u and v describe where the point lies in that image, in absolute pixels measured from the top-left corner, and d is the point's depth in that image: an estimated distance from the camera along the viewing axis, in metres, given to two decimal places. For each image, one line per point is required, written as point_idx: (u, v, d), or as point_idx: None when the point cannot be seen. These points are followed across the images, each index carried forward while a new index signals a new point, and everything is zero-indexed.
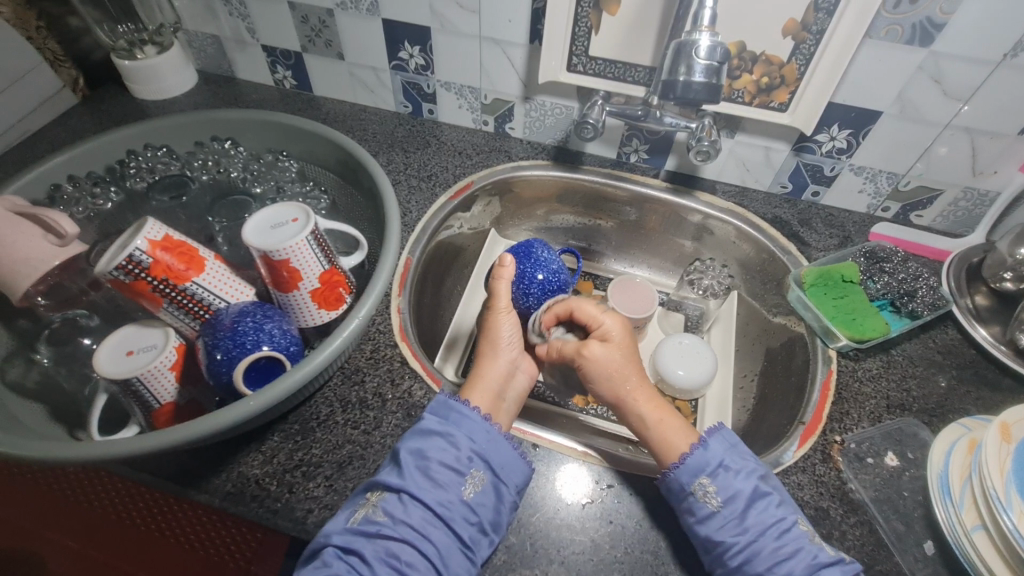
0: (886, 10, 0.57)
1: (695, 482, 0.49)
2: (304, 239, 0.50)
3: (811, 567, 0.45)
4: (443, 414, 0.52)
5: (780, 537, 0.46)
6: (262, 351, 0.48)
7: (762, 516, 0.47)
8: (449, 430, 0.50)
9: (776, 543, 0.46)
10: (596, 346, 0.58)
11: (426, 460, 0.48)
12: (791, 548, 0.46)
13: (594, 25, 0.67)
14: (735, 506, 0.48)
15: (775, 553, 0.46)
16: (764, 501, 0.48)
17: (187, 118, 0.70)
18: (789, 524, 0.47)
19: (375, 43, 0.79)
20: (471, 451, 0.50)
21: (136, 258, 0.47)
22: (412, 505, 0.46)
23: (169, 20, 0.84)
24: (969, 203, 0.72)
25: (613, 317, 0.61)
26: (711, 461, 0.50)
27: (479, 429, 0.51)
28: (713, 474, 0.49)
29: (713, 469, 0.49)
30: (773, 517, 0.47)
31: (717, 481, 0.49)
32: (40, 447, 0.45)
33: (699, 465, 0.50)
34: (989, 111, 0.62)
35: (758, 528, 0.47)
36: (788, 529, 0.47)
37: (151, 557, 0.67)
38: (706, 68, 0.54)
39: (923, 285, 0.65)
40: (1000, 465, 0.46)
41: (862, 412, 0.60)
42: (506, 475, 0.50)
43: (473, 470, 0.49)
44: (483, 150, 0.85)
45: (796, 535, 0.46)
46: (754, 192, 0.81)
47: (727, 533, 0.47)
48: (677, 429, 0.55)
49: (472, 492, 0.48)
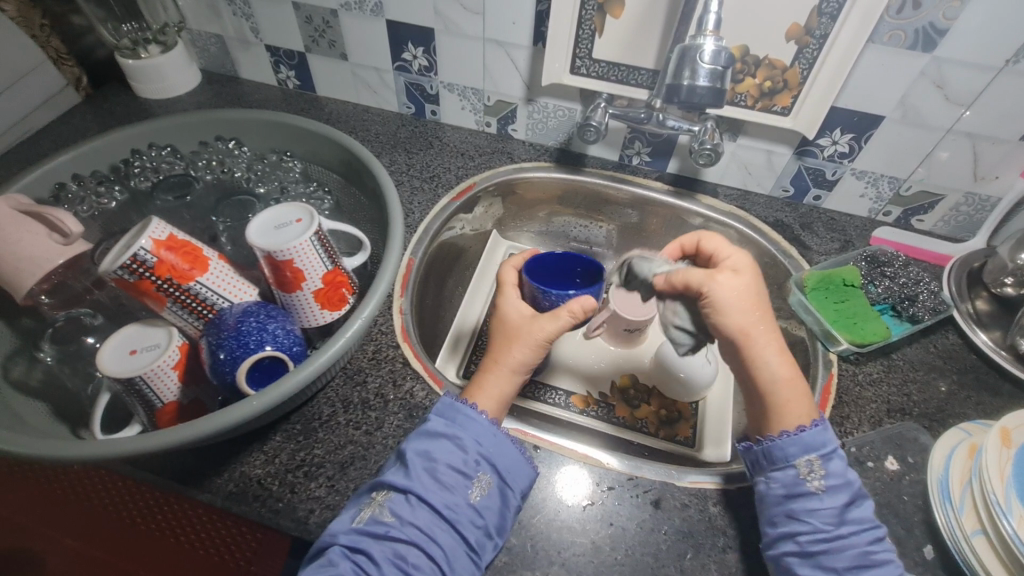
0: (889, 15, 0.58)
1: (804, 458, 0.48)
2: (308, 239, 0.50)
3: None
4: (450, 416, 0.51)
5: (871, 540, 0.46)
6: (265, 352, 0.48)
7: (859, 515, 0.47)
8: (456, 433, 0.50)
9: (865, 546, 0.46)
10: (727, 275, 0.51)
11: (433, 462, 0.48)
12: (879, 554, 0.46)
13: (598, 27, 0.67)
14: (839, 496, 0.47)
15: (862, 555, 0.46)
16: (863, 503, 0.48)
17: (191, 118, 0.70)
18: (879, 532, 0.47)
19: (379, 44, 0.79)
20: (479, 454, 0.49)
21: (141, 257, 0.47)
22: (418, 507, 0.46)
23: (173, 19, 0.84)
24: (971, 208, 0.72)
25: (742, 255, 0.54)
26: (829, 443, 0.49)
27: (486, 432, 0.51)
28: (827, 458, 0.48)
29: (829, 453, 0.49)
30: (868, 521, 0.47)
31: (828, 464, 0.48)
32: (44, 445, 0.45)
33: (816, 443, 0.49)
34: (991, 117, 0.62)
35: (851, 525, 0.47)
36: (879, 538, 0.47)
37: (150, 556, 0.67)
38: (710, 73, 0.54)
39: (923, 290, 0.65)
40: (1000, 471, 0.46)
41: (862, 416, 0.60)
42: (512, 479, 0.50)
43: (480, 474, 0.49)
44: (486, 151, 0.85)
45: (884, 546, 0.47)
46: (756, 195, 0.81)
47: (820, 518, 0.47)
48: (798, 397, 0.50)
49: (479, 495, 0.48)
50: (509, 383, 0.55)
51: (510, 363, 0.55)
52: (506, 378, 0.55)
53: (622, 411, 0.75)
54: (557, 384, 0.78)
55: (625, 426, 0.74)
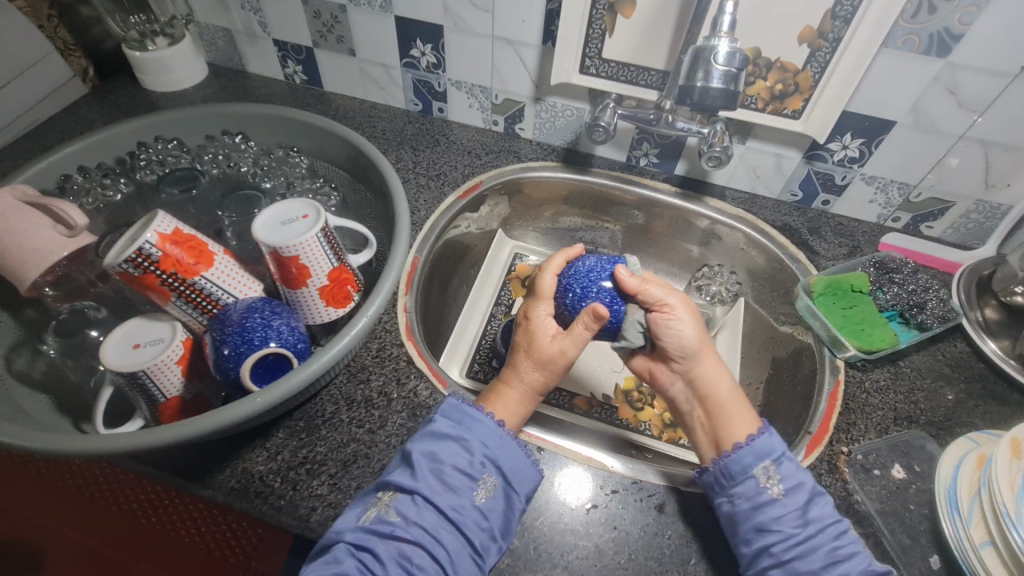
0: (904, 19, 0.57)
1: (759, 466, 0.49)
2: (315, 236, 0.50)
3: (867, 571, 0.45)
4: (456, 418, 0.51)
5: (840, 536, 0.46)
6: (270, 348, 0.48)
7: (823, 512, 0.47)
8: (462, 434, 0.50)
9: (834, 542, 0.46)
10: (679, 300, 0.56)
11: (439, 462, 0.48)
12: (850, 548, 0.46)
13: (608, 27, 0.67)
14: (799, 497, 0.48)
15: (833, 553, 0.45)
16: (824, 500, 0.48)
17: (200, 112, 0.70)
18: (845, 527, 0.47)
19: (387, 40, 0.78)
20: (484, 456, 0.49)
21: (146, 251, 0.47)
22: (424, 508, 0.46)
23: (182, 11, 0.83)
24: (981, 216, 0.71)
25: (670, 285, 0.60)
26: (778, 448, 0.50)
27: (493, 434, 0.50)
28: (778, 461, 0.49)
29: (779, 456, 0.49)
30: (832, 516, 0.47)
31: (782, 468, 0.49)
32: (44, 439, 0.44)
33: (766, 449, 0.49)
34: (1004, 123, 0.62)
35: (819, 523, 0.47)
36: (847, 531, 0.47)
37: (156, 547, 0.68)
38: (724, 74, 0.53)
39: (933, 297, 0.64)
40: (1010, 482, 0.45)
41: (869, 424, 0.59)
42: (518, 482, 0.49)
43: (485, 475, 0.48)
44: (493, 150, 0.84)
45: (852, 540, 0.46)
46: (764, 199, 0.80)
47: (787, 523, 0.47)
48: (740, 409, 0.54)
49: (483, 497, 0.48)
50: (532, 401, 0.56)
51: (534, 382, 0.55)
52: (529, 397, 0.55)
53: (625, 414, 0.75)
54: (560, 386, 0.77)
55: (628, 429, 0.74)
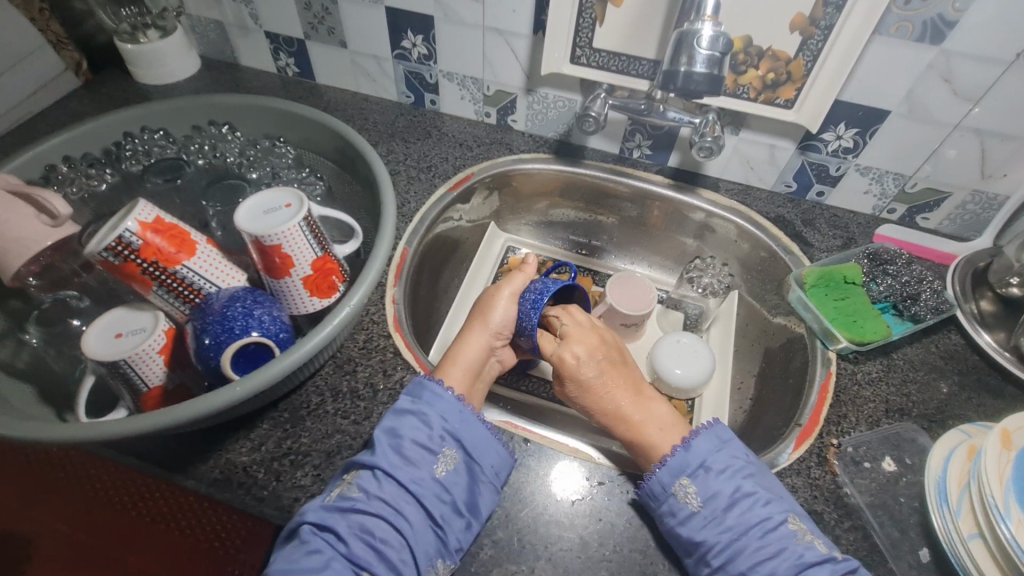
0: (897, 6, 0.56)
1: (676, 483, 0.49)
2: (296, 225, 0.50)
3: (796, 567, 0.44)
4: (416, 394, 0.51)
5: (763, 536, 0.46)
6: (251, 337, 0.48)
7: (745, 516, 0.46)
8: (421, 409, 0.50)
9: (760, 542, 0.45)
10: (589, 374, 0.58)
11: (399, 438, 0.48)
12: (774, 548, 0.45)
13: (598, 16, 0.66)
14: (716, 505, 0.47)
15: (758, 552, 0.45)
16: (747, 502, 0.47)
17: (186, 102, 0.69)
18: (774, 523, 0.46)
19: (378, 31, 0.78)
20: (444, 430, 0.49)
21: (126, 239, 0.47)
22: (385, 481, 0.46)
23: (172, 4, 0.83)
24: (977, 207, 0.70)
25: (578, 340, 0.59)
26: (693, 462, 0.49)
27: (452, 408, 0.50)
28: (693, 475, 0.49)
29: (693, 469, 0.49)
30: (757, 517, 0.46)
31: (698, 482, 0.49)
32: (24, 426, 0.44)
33: (679, 466, 0.49)
34: (999, 112, 0.61)
35: (740, 527, 0.46)
36: (774, 529, 0.46)
37: (139, 538, 0.67)
38: (708, 58, 0.52)
39: (926, 289, 0.64)
40: (999, 473, 0.45)
41: (860, 416, 0.59)
42: (479, 455, 0.49)
43: (445, 449, 0.49)
44: (485, 142, 0.84)
45: (781, 534, 0.46)
46: (758, 190, 0.79)
47: (710, 533, 0.46)
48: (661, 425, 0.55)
49: (444, 470, 0.48)
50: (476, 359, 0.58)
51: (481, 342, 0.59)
52: (479, 348, 0.59)
53: None
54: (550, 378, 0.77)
55: None
